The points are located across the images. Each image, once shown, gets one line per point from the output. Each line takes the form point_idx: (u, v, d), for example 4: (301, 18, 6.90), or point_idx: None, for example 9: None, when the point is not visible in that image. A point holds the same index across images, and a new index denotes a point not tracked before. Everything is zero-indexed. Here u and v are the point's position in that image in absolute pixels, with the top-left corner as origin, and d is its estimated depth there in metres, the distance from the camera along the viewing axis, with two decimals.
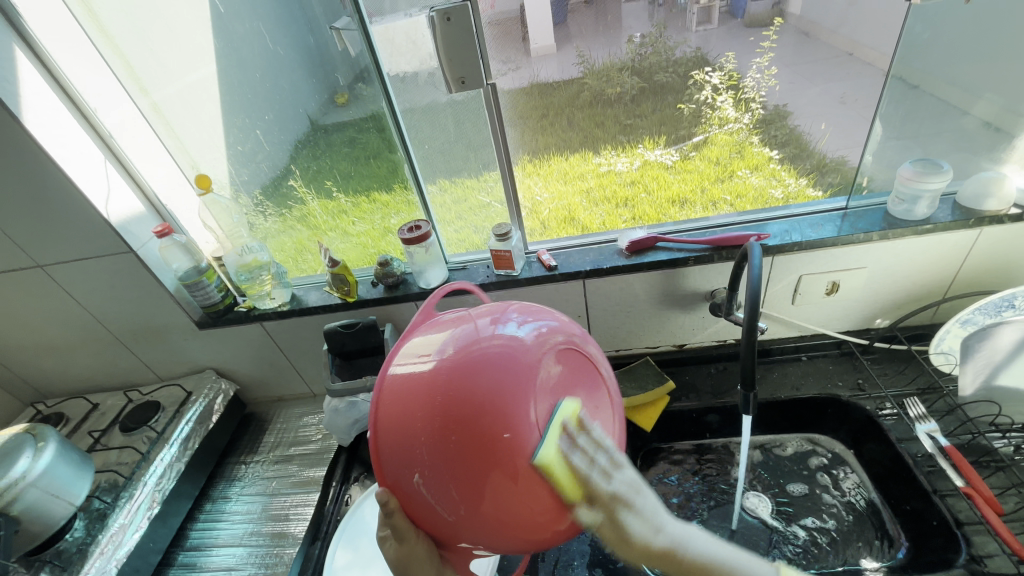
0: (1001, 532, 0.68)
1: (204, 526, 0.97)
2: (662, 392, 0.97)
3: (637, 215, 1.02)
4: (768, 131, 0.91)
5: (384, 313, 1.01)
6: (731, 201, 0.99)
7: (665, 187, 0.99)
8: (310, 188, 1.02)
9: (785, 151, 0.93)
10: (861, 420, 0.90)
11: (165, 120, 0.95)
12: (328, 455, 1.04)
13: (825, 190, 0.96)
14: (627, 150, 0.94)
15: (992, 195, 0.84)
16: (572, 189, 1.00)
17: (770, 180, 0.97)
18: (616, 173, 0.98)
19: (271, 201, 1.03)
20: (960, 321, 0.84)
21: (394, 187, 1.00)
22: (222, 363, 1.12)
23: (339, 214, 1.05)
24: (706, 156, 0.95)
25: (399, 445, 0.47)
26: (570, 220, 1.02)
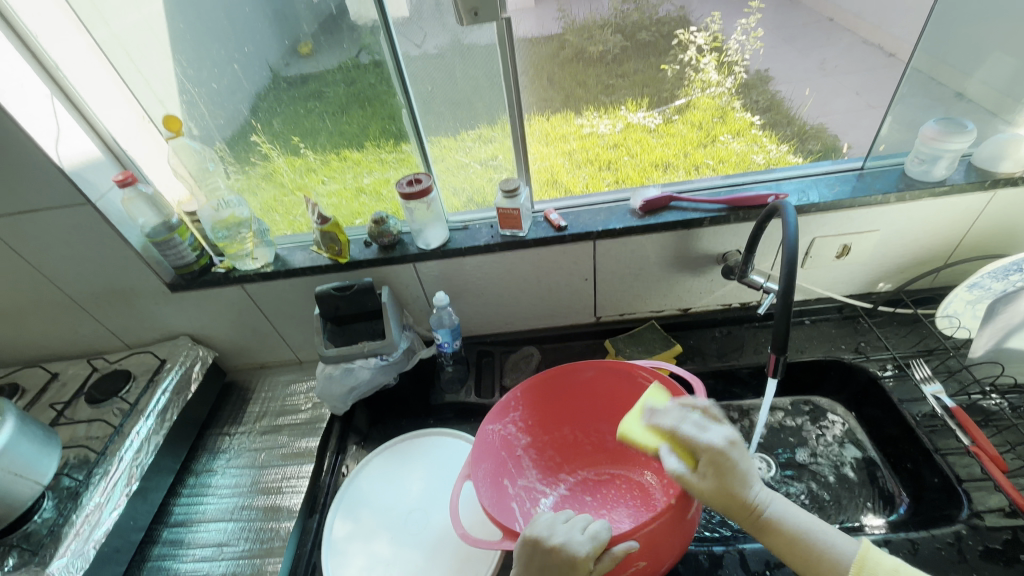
0: (1006, 487, 0.71)
1: (188, 501, 0.90)
2: (669, 356, 0.94)
3: (620, 178, 0.96)
4: (750, 95, 0.89)
5: (379, 275, 0.94)
6: (713, 165, 0.95)
7: (648, 151, 0.95)
8: (273, 143, 0.92)
9: (765, 117, 0.91)
10: (863, 383, 0.91)
11: (114, 60, 0.82)
12: (321, 424, 0.99)
13: (804, 157, 0.93)
14: (609, 111, 0.90)
15: (1008, 157, 0.83)
16: (554, 151, 0.94)
17: (750, 146, 0.93)
18: (599, 135, 0.93)
19: (233, 157, 0.93)
20: (967, 286, 0.84)
21: (364, 144, 0.93)
22: (199, 329, 1.03)
23: (306, 171, 0.96)
24: (688, 121, 0.91)
25: (676, 533, 0.61)
26: (553, 182, 0.96)
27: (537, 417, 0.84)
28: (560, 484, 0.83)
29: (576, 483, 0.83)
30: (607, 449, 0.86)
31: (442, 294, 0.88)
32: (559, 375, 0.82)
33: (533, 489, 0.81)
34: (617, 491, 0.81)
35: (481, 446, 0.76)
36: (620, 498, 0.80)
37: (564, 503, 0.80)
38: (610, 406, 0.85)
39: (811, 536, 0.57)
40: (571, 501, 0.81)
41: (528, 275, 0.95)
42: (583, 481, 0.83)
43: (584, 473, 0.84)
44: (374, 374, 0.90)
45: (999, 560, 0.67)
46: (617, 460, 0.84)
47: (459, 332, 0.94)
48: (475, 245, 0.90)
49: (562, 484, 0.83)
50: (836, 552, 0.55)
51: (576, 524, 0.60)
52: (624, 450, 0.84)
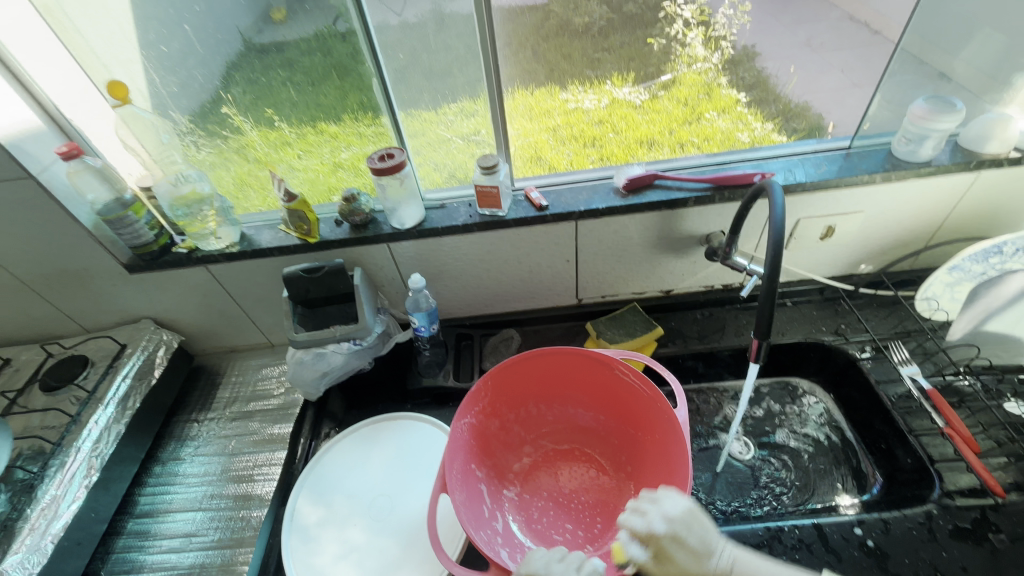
0: (978, 469, 0.73)
1: (154, 491, 0.87)
2: (650, 338, 0.93)
3: (605, 155, 0.92)
4: (735, 71, 0.86)
5: (351, 256, 0.90)
6: (698, 143, 0.91)
7: (634, 128, 0.91)
8: (245, 116, 0.86)
9: (751, 94, 0.88)
10: (842, 365, 0.92)
11: (51, 19, 0.75)
12: (293, 410, 0.96)
13: (789, 135, 0.90)
14: (594, 85, 0.86)
15: (995, 137, 0.81)
16: (538, 126, 0.90)
17: (736, 123, 0.90)
18: (584, 111, 0.89)
19: (203, 128, 0.87)
20: (949, 269, 0.84)
21: (342, 117, 0.87)
22: (162, 312, 0.98)
23: (280, 145, 0.90)
24: (674, 97, 0.88)
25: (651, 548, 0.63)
26: (537, 159, 0.91)
27: (503, 398, 0.81)
28: (522, 457, 0.84)
29: (537, 454, 0.84)
30: (570, 423, 0.86)
31: (418, 277, 0.84)
32: (532, 360, 0.80)
33: (498, 465, 0.81)
34: (576, 464, 0.83)
35: (455, 441, 0.73)
36: (578, 471, 0.82)
37: (526, 477, 0.82)
38: (579, 387, 0.83)
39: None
40: (532, 475, 0.82)
41: (508, 256, 0.92)
42: (544, 454, 0.84)
43: (545, 445, 0.85)
44: (348, 358, 0.87)
45: (969, 540, 0.68)
46: (578, 435, 0.85)
47: (436, 316, 0.90)
48: (452, 225, 0.86)
49: (524, 457, 0.84)
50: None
51: (573, 561, 0.57)
52: (586, 426, 0.85)
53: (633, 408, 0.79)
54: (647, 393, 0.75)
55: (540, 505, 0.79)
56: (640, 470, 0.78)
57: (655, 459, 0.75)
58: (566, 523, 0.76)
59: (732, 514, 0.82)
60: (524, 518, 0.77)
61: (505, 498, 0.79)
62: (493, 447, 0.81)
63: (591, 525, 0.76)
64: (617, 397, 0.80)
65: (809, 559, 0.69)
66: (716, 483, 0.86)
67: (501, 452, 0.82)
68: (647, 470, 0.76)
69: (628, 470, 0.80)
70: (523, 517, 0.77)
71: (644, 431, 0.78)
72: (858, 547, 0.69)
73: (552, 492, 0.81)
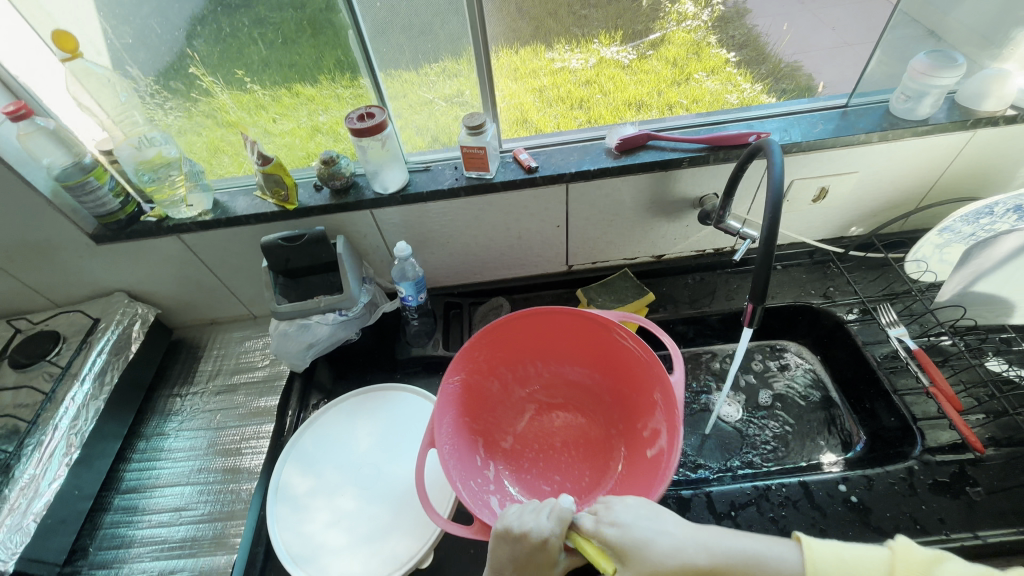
0: (962, 428, 0.72)
1: (140, 466, 0.86)
2: (642, 305, 0.93)
3: (593, 118, 0.88)
4: (725, 30, 0.80)
5: (334, 223, 0.86)
6: (687, 106, 0.88)
7: (622, 89, 0.86)
8: (215, 75, 0.80)
9: (741, 54, 0.83)
10: (829, 328, 0.93)
11: None
12: (280, 382, 0.94)
13: (778, 97, 0.87)
14: (581, 44, 0.80)
15: (992, 95, 0.79)
16: (523, 87, 0.85)
17: (725, 85, 0.87)
18: (570, 71, 0.83)
19: (169, 90, 0.81)
20: (940, 230, 0.83)
21: (319, 78, 0.81)
22: (135, 284, 0.94)
23: (255, 109, 0.84)
24: (662, 56, 0.83)
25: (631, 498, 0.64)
26: (522, 123, 0.88)
27: (500, 355, 0.79)
28: (519, 409, 0.84)
29: (531, 407, 0.84)
30: (566, 379, 0.85)
31: (403, 244, 0.81)
32: (526, 318, 0.77)
33: (493, 419, 0.81)
34: (570, 418, 0.83)
35: (445, 397, 0.72)
36: (571, 424, 0.82)
37: (520, 433, 0.82)
38: (573, 347, 0.81)
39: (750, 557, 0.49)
40: (527, 427, 0.83)
41: (496, 222, 0.89)
42: (538, 406, 0.84)
43: (540, 398, 0.85)
44: (334, 330, 0.84)
45: (947, 493, 0.70)
46: (573, 389, 0.85)
47: (424, 285, 0.86)
48: (437, 189, 0.82)
49: (519, 411, 0.84)
50: (780, 559, 0.48)
51: (541, 510, 0.58)
52: (582, 383, 0.84)
53: (625, 367, 0.77)
54: (643, 356, 0.72)
55: (531, 456, 0.80)
56: (632, 428, 0.77)
57: (646, 423, 0.74)
58: (555, 475, 0.77)
59: (717, 473, 0.83)
60: (514, 469, 0.78)
61: (498, 449, 0.79)
62: (489, 404, 0.81)
63: (578, 477, 0.77)
64: (616, 360, 0.78)
65: (795, 516, 0.70)
66: (704, 443, 0.87)
67: (496, 407, 0.82)
68: (638, 431, 0.75)
69: (620, 428, 0.79)
70: (514, 468, 0.78)
71: (638, 394, 0.76)
72: (842, 502, 0.71)
73: (543, 444, 0.81)
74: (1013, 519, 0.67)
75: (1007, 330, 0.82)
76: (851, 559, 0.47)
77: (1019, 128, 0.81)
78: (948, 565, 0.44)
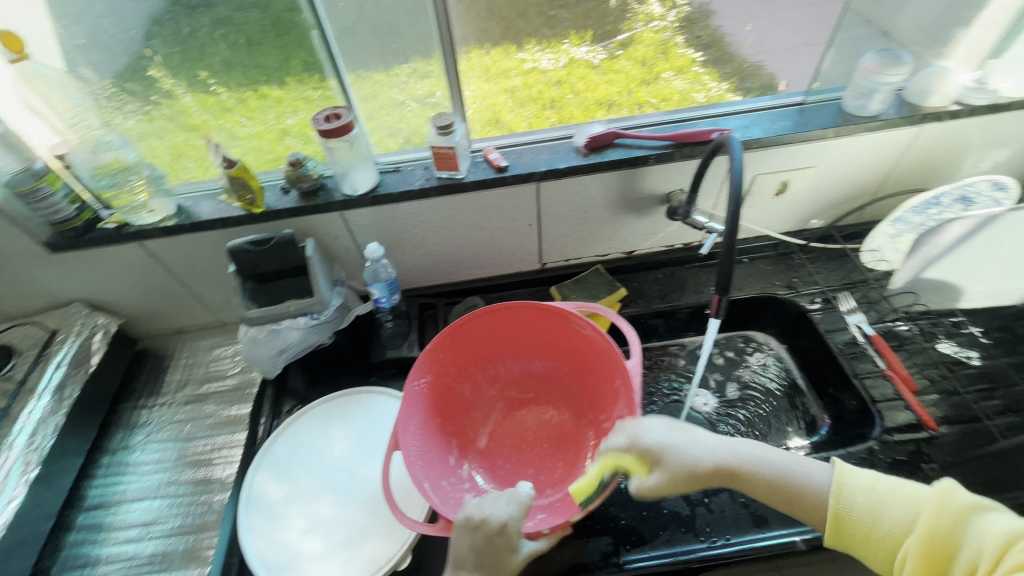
0: (914, 406, 0.78)
1: (106, 481, 0.83)
2: (614, 300, 0.94)
3: (565, 117, 0.89)
4: (691, 30, 0.85)
5: (302, 226, 0.85)
6: (656, 105, 0.90)
7: (592, 89, 0.88)
8: (176, 78, 0.78)
9: (707, 54, 0.88)
10: (794, 317, 0.96)
11: None
12: (252, 389, 0.92)
13: (744, 95, 0.90)
14: (552, 45, 0.82)
15: (936, 92, 0.84)
16: (495, 88, 0.86)
17: (692, 84, 0.90)
18: (542, 71, 0.85)
19: (130, 91, 0.78)
20: (892, 221, 0.89)
21: (286, 80, 0.80)
22: (96, 294, 0.91)
23: (220, 112, 0.83)
24: (632, 56, 0.86)
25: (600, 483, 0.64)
26: (495, 123, 0.88)
27: (466, 356, 0.80)
28: (491, 408, 0.84)
29: (504, 403, 0.85)
30: (533, 373, 0.85)
31: (375, 246, 0.80)
32: (488, 315, 0.78)
33: (467, 420, 0.82)
34: (541, 412, 0.83)
35: (410, 399, 0.73)
36: (543, 417, 0.83)
37: (493, 430, 0.82)
38: (537, 341, 0.82)
39: (782, 472, 0.58)
40: (500, 424, 0.83)
41: (468, 222, 0.89)
42: (510, 403, 0.85)
43: (511, 395, 0.85)
44: (305, 334, 0.83)
45: (905, 470, 0.73)
46: (544, 384, 0.85)
47: (397, 286, 0.86)
48: (408, 189, 0.82)
49: (492, 410, 0.84)
50: (815, 481, 0.56)
51: (501, 497, 0.60)
52: (552, 376, 0.84)
53: (586, 354, 0.79)
54: (603, 345, 0.74)
55: (505, 452, 0.80)
56: (600, 418, 0.77)
57: (612, 409, 0.75)
58: (529, 468, 0.78)
59: None
60: (488, 467, 0.78)
61: (472, 450, 0.80)
62: (460, 406, 0.81)
63: (549, 469, 0.77)
64: (578, 349, 0.79)
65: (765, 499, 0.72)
66: None
67: (469, 407, 0.82)
68: (605, 418, 0.76)
69: (589, 417, 0.80)
70: (487, 466, 0.78)
71: (602, 380, 0.77)
72: None
73: (517, 440, 0.81)
74: None
75: (956, 314, 0.88)
76: (884, 493, 0.53)
77: (962, 122, 0.86)
78: (986, 517, 0.46)
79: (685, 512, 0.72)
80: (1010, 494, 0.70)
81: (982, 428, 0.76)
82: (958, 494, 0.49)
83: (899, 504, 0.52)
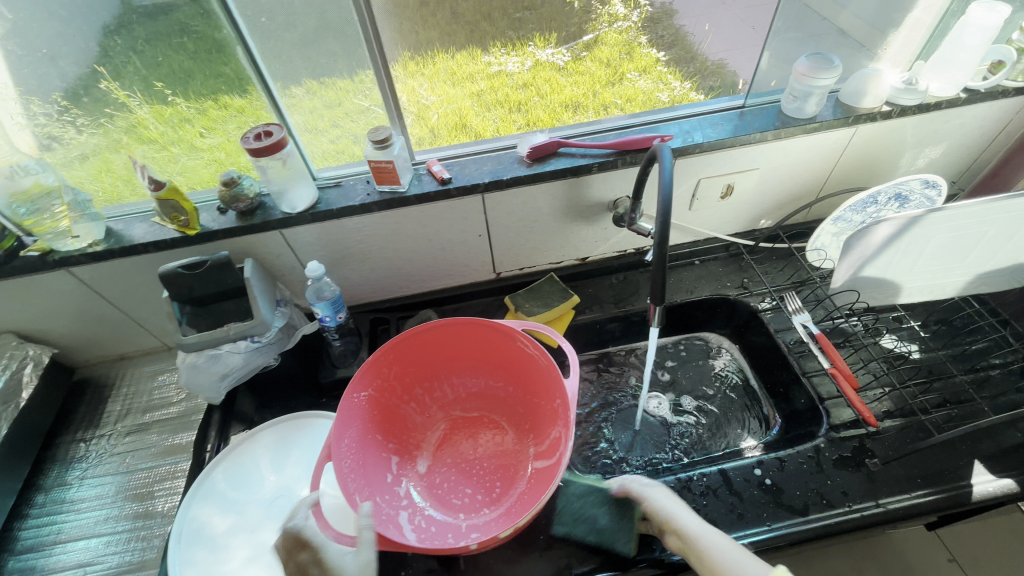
0: (855, 402, 0.79)
1: (40, 521, 0.79)
2: (566, 308, 0.94)
3: (532, 121, 0.89)
4: (654, 30, 0.84)
5: (241, 246, 0.83)
6: (622, 105, 0.90)
7: (558, 91, 0.87)
8: (128, 90, 0.73)
9: (670, 53, 0.87)
10: (745, 317, 0.97)
11: None
12: (197, 416, 0.89)
13: (706, 94, 0.91)
14: (518, 47, 0.81)
15: (868, 93, 0.85)
16: (461, 92, 0.85)
17: (657, 84, 0.90)
18: (508, 74, 0.84)
19: (78, 108, 0.74)
20: (833, 220, 0.90)
21: (247, 89, 0.76)
22: (27, 325, 0.86)
23: (179, 124, 0.78)
24: (596, 57, 0.84)
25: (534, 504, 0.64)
26: (461, 127, 0.87)
27: (411, 372, 0.80)
28: (434, 426, 0.83)
29: (446, 422, 0.84)
30: (477, 392, 0.85)
31: (315, 264, 0.78)
32: (433, 331, 0.78)
33: (408, 439, 0.80)
34: (482, 430, 0.83)
35: (351, 412, 0.72)
36: (485, 437, 0.82)
37: (434, 450, 0.81)
38: (482, 358, 0.82)
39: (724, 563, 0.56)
40: (442, 443, 0.82)
41: (416, 235, 0.88)
42: (454, 424, 0.84)
43: (455, 413, 0.84)
44: (248, 357, 0.80)
45: (850, 466, 0.75)
46: (488, 402, 0.85)
47: (342, 304, 0.84)
48: (348, 206, 0.80)
49: (434, 429, 0.83)
50: None
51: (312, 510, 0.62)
52: (496, 394, 0.84)
53: (530, 373, 0.79)
54: (544, 362, 0.74)
55: (443, 471, 0.79)
56: (540, 436, 0.77)
57: (552, 429, 0.75)
58: (467, 488, 0.77)
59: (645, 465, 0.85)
60: (426, 485, 0.77)
61: (412, 468, 0.78)
62: (401, 423, 0.80)
63: (487, 488, 0.76)
64: (523, 367, 0.79)
65: (715, 503, 0.73)
66: (635, 439, 0.89)
67: (411, 425, 0.81)
68: (545, 437, 0.76)
69: (530, 436, 0.79)
70: (424, 485, 0.77)
71: (545, 399, 0.77)
72: (757, 485, 0.74)
73: (458, 459, 0.80)
74: (908, 484, 0.73)
75: (897, 310, 0.91)
76: None
77: (895, 122, 0.88)
78: None
79: None
80: (947, 484, 0.72)
81: (923, 421, 0.78)
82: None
83: None
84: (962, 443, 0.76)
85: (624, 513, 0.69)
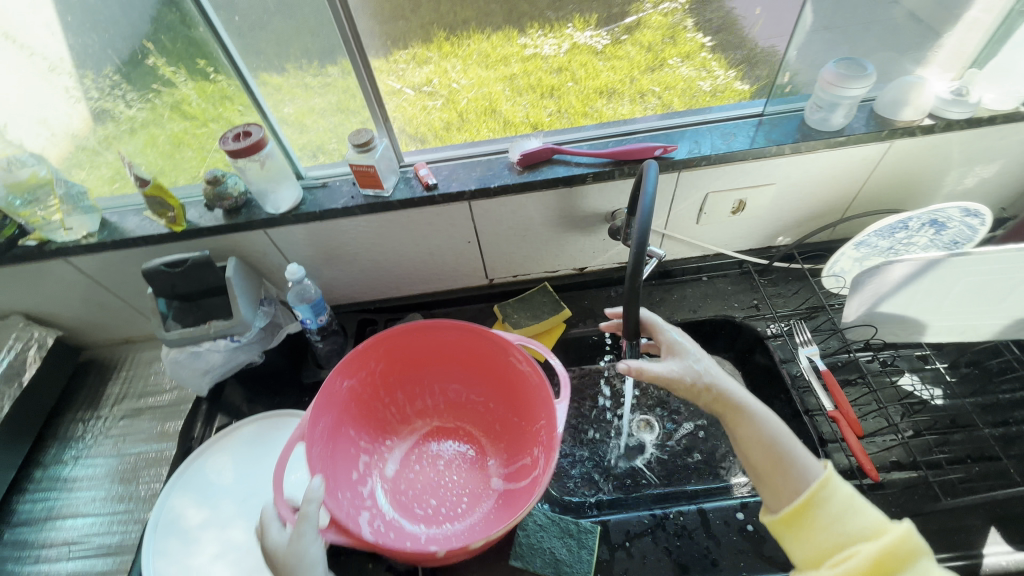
0: (857, 453, 0.71)
1: (38, 496, 0.83)
2: (558, 320, 0.90)
3: (563, 108, 0.83)
4: (703, 12, 0.76)
5: (229, 243, 0.83)
6: (660, 94, 0.83)
7: (595, 76, 0.80)
8: (176, 66, 0.73)
9: (717, 38, 0.79)
10: (750, 341, 0.90)
11: None
12: (185, 405, 0.92)
13: (752, 84, 0.83)
14: (556, 29, 0.75)
15: (909, 103, 0.75)
16: (493, 75, 0.80)
17: (699, 71, 0.82)
18: (543, 57, 0.78)
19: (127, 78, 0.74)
20: (855, 245, 0.81)
21: (285, 66, 0.73)
22: (35, 307, 0.89)
23: (221, 100, 0.76)
24: (638, 42, 0.77)
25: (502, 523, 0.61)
26: (491, 112, 0.83)
27: (396, 371, 0.80)
28: (409, 432, 0.82)
29: (421, 428, 0.83)
30: (457, 403, 0.83)
31: (295, 267, 0.77)
32: (425, 332, 0.77)
33: (381, 439, 0.80)
34: (455, 443, 0.81)
35: (332, 399, 0.71)
36: (457, 449, 0.80)
37: (403, 456, 0.80)
38: (467, 367, 0.81)
39: (780, 441, 0.55)
40: (413, 450, 0.80)
41: (402, 239, 0.86)
42: (428, 432, 0.82)
43: (431, 421, 0.83)
44: (229, 355, 0.81)
45: None
46: (465, 415, 0.83)
47: (323, 306, 0.84)
48: (332, 208, 0.78)
49: (407, 435, 0.82)
50: (800, 473, 0.53)
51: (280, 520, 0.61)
52: (476, 408, 0.83)
53: (516, 389, 0.76)
54: (535, 381, 0.71)
55: (410, 477, 0.77)
56: (514, 458, 0.75)
57: (529, 453, 0.73)
58: (431, 499, 0.75)
59: (620, 494, 0.81)
60: (391, 489, 0.76)
61: (379, 471, 0.77)
62: (376, 422, 0.80)
63: (453, 502, 0.74)
64: (510, 382, 0.77)
65: (689, 545, 0.69)
66: (615, 463, 0.84)
67: (386, 426, 0.81)
68: (521, 460, 0.74)
69: (504, 457, 0.77)
70: (389, 489, 0.76)
71: (528, 421, 0.75)
72: (737, 531, 0.70)
73: (427, 467, 0.79)
74: None
75: (922, 347, 0.83)
76: (856, 505, 0.50)
77: (939, 137, 0.78)
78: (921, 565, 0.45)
79: (605, 555, 0.69)
80: (952, 550, 0.65)
81: (933, 478, 0.71)
82: (913, 539, 0.45)
83: (856, 521, 0.49)
84: (978, 506, 0.68)
85: (582, 544, 0.69)
